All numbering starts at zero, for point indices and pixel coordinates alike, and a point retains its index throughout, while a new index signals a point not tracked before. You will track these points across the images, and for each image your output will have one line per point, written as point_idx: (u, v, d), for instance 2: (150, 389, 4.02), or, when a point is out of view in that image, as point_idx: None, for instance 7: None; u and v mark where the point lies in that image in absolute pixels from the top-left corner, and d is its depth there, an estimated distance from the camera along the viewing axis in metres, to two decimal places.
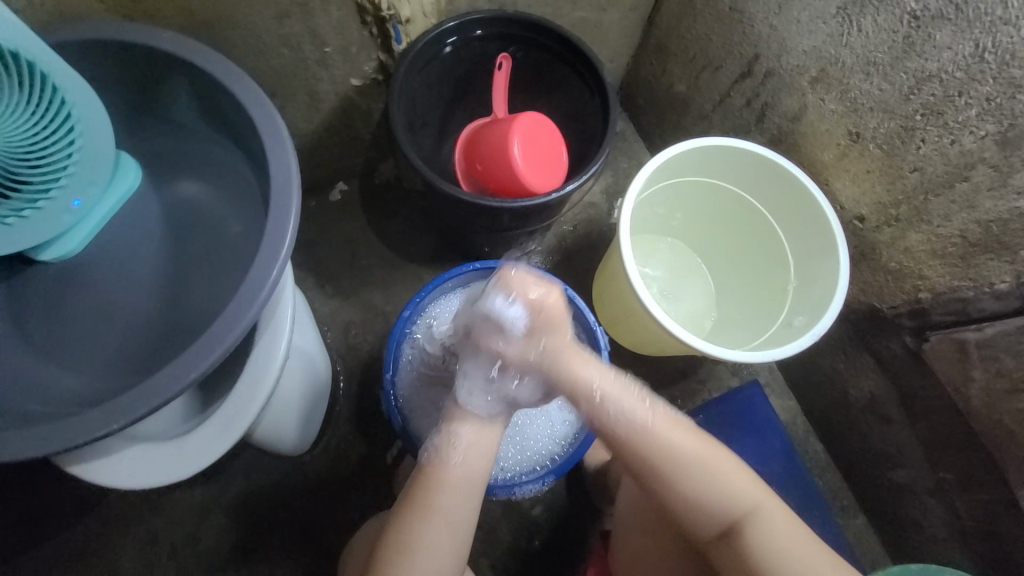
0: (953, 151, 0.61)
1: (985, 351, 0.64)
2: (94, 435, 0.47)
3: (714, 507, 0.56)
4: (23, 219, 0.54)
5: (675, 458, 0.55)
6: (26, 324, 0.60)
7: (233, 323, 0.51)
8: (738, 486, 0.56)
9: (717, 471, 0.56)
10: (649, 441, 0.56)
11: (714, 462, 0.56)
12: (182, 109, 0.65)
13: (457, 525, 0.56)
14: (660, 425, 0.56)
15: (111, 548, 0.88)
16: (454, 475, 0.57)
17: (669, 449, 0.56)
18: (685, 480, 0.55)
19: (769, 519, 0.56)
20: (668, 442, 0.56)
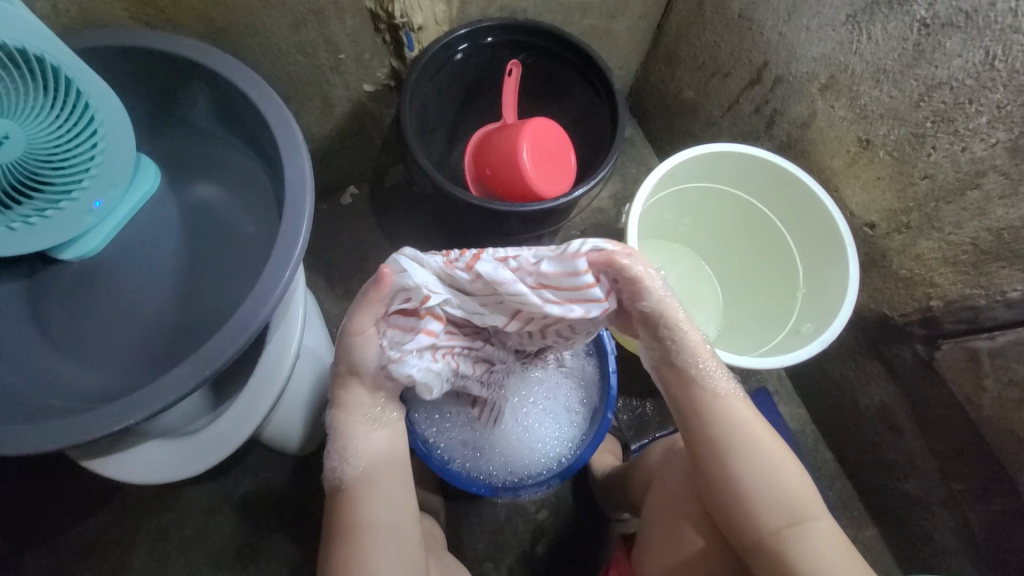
0: (964, 158, 0.60)
1: (997, 360, 0.63)
2: (111, 429, 0.49)
3: (767, 499, 0.54)
4: (45, 219, 0.56)
5: (745, 431, 0.56)
6: (46, 322, 0.62)
7: (247, 321, 0.52)
8: (797, 492, 0.54)
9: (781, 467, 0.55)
10: (718, 410, 0.57)
11: (779, 456, 0.55)
12: (200, 113, 0.67)
13: (391, 532, 0.55)
14: (737, 403, 0.57)
15: (122, 543, 0.89)
16: (364, 486, 0.56)
17: (738, 425, 0.56)
18: (749, 458, 0.55)
19: (824, 533, 0.53)
20: (738, 419, 0.57)
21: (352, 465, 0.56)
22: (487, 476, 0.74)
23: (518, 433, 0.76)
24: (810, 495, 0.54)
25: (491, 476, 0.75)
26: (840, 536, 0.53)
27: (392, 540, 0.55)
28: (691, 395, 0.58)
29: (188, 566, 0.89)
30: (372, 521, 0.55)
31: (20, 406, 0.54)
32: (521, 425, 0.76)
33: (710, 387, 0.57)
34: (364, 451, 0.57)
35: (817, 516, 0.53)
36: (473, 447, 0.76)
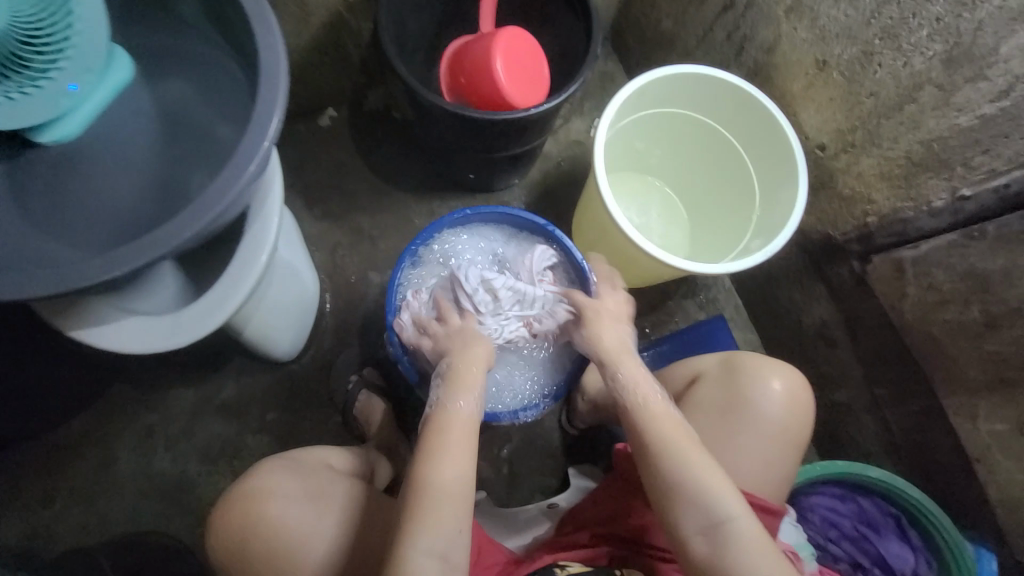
0: (905, 73, 0.65)
1: (919, 267, 0.71)
2: (92, 280, 0.51)
3: (687, 497, 0.60)
4: (25, 96, 0.57)
5: (658, 435, 0.64)
6: (23, 200, 0.63)
7: (224, 190, 0.54)
8: (712, 483, 0.60)
9: (697, 464, 0.61)
10: (636, 414, 0.67)
11: (708, 462, 0.62)
12: (172, 1, 0.67)
13: (454, 509, 0.61)
14: (656, 409, 0.67)
15: (109, 439, 0.94)
16: (462, 425, 0.66)
17: (670, 440, 0.64)
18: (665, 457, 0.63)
19: (745, 530, 0.59)
20: (675, 435, 0.64)
21: (454, 407, 0.67)
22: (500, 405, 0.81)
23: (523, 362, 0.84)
24: (727, 489, 0.60)
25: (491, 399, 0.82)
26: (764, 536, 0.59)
27: (451, 514, 0.60)
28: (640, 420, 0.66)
29: (175, 461, 0.94)
30: (438, 491, 0.61)
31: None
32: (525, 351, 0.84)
33: (654, 410, 0.67)
34: (469, 403, 0.68)
35: (746, 520, 0.59)
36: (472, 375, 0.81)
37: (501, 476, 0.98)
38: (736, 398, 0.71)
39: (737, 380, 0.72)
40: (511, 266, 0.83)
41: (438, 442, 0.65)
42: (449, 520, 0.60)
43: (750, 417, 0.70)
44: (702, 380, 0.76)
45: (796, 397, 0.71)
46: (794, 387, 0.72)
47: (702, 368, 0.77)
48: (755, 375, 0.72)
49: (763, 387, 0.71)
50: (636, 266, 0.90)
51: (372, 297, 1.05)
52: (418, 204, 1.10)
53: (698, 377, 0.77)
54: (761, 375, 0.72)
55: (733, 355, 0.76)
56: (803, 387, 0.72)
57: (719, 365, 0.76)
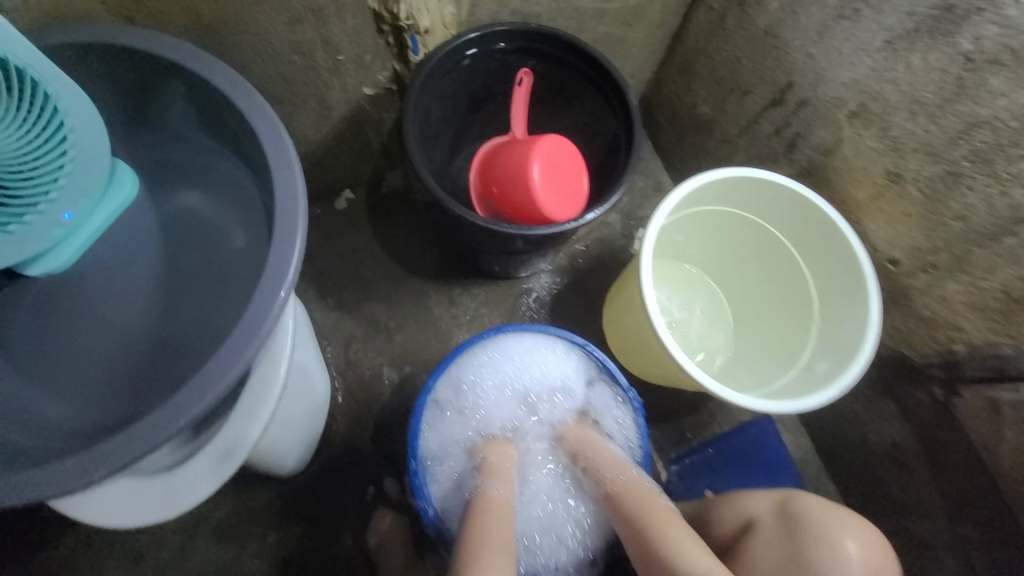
0: (1002, 202, 0.57)
1: (1020, 411, 0.61)
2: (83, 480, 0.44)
3: None
4: (9, 232, 0.50)
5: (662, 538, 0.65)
6: (13, 346, 0.56)
7: (231, 360, 0.47)
8: None
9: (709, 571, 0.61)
10: (639, 515, 0.68)
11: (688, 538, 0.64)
12: (178, 116, 0.61)
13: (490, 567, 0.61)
14: (656, 510, 0.68)
15: (91, 564, 0.84)
16: (498, 511, 0.68)
17: (649, 516, 0.67)
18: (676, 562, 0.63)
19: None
20: (654, 512, 0.67)
21: (492, 493, 0.71)
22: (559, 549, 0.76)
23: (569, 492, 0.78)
24: None
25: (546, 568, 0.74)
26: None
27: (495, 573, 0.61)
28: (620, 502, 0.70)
29: None
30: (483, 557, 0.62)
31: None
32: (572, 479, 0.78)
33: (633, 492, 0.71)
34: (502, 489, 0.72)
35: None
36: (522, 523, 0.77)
37: None
38: (799, 559, 0.60)
39: (797, 535, 0.61)
40: (535, 389, 0.81)
41: (477, 531, 0.65)
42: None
43: None
44: (756, 531, 0.65)
45: (879, 565, 0.60)
46: (875, 552, 0.60)
47: (757, 513, 0.66)
48: (821, 532, 0.61)
49: (836, 549, 0.60)
50: (676, 379, 0.80)
51: (387, 397, 0.96)
52: (437, 291, 1.02)
53: (750, 525, 0.66)
54: (828, 534, 0.60)
55: (791, 500, 0.65)
56: (885, 550, 0.61)
57: (775, 515, 0.64)
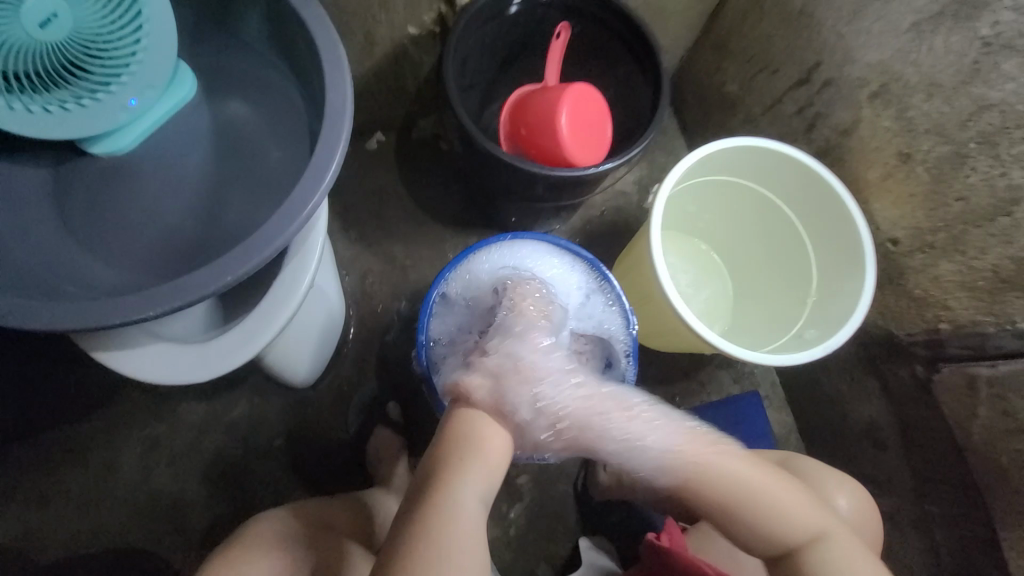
0: (1002, 184, 0.60)
1: (995, 388, 0.65)
2: (110, 322, 0.49)
3: (772, 543, 0.55)
4: (81, 107, 0.55)
5: (714, 480, 0.57)
6: (70, 214, 0.62)
7: (273, 234, 0.52)
8: (793, 517, 0.55)
9: (769, 504, 0.56)
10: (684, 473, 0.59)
11: (751, 474, 0.57)
12: (239, 25, 0.65)
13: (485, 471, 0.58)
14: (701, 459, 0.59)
15: (113, 445, 0.92)
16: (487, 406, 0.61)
17: (709, 476, 0.58)
18: (738, 509, 0.56)
19: (833, 543, 0.54)
20: (698, 477, 0.58)
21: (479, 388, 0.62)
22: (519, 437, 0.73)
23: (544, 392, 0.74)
24: (808, 523, 0.55)
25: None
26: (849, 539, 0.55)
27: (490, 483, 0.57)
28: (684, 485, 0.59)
29: (177, 476, 0.92)
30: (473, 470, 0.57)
31: (26, 283, 0.53)
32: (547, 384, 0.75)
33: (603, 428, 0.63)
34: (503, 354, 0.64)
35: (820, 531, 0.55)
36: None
37: (506, 535, 0.94)
38: None
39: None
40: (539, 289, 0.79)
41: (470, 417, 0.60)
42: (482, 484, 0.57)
43: None
44: None
45: (862, 517, 0.69)
46: (857, 503, 0.69)
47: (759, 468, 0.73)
48: (821, 487, 0.69)
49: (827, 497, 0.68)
50: (670, 335, 0.85)
51: (396, 329, 1.01)
52: (453, 238, 1.07)
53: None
54: (827, 490, 0.68)
55: (792, 461, 0.72)
56: (871, 512, 0.70)
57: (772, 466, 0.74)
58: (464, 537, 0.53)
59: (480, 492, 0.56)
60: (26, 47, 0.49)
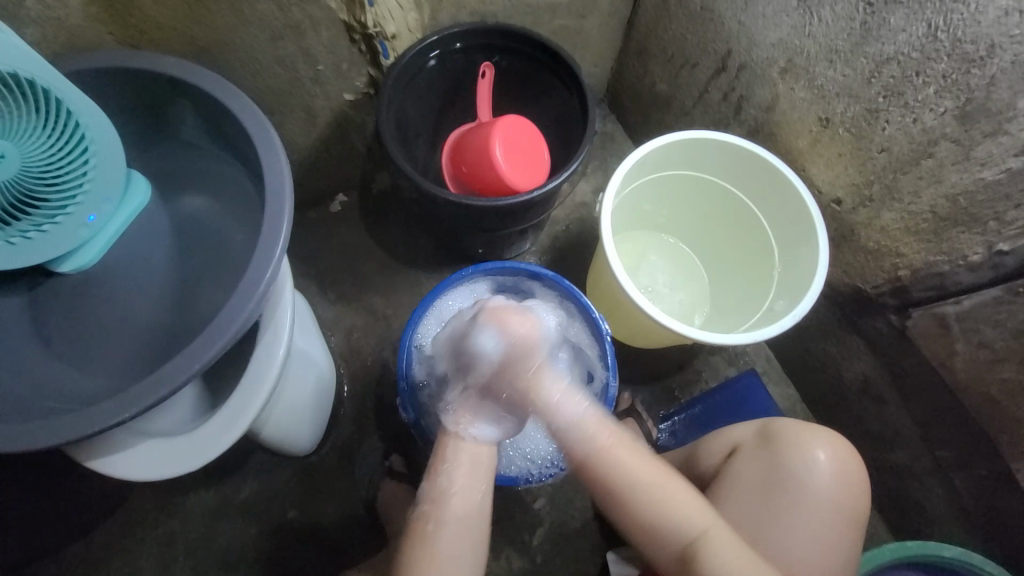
0: (916, 129, 0.63)
1: (965, 323, 0.66)
2: (94, 429, 0.51)
3: (660, 530, 0.60)
4: (42, 233, 0.59)
5: (616, 471, 0.60)
6: (48, 335, 0.64)
7: (235, 315, 0.55)
8: (683, 508, 0.59)
9: (661, 492, 0.60)
10: (597, 457, 0.61)
11: (662, 485, 0.60)
12: (180, 127, 0.70)
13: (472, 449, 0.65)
14: (614, 446, 0.61)
15: (130, 549, 0.92)
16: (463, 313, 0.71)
17: (625, 477, 0.60)
18: (633, 496, 0.60)
19: (715, 546, 0.58)
20: (609, 465, 0.61)
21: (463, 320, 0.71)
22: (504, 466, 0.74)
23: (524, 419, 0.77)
24: (700, 517, 0.59)
25: (524, 468, 0.74)
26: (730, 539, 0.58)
27: (475, 474, 0.64)
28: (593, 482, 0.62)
29: (197, 568, 0.91)
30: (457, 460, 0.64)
31: (10, 408, 0.56)
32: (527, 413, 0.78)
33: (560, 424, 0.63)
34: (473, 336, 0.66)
35: (702, 531, 0.58)
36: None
37: (534, 564, 0.93)
38: (777, 469, 0.67)
39: (777, 453, 0.68)
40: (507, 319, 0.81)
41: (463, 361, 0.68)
42: (471, 475, 0.64)
43: (798, 488, 0.66)
44: (739, 453, 0.72)
45: (847, 468, 0.67)
46: (842, 454, 0.68)
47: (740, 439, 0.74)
48: (797, 445, 0.68)
49: (808, 456, 0.67)
50: (648, 333, 0.86)
51: (388, 379, 1.03)
52: (428, 280, 1.10)
53: (735, 449, 0.73)
54: (804, 447, 0.68)
55: (771, 424, 0.72)
56: (853, 460, 0.68)
57: (755, 434, 0.72)
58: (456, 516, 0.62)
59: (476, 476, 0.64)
60: None
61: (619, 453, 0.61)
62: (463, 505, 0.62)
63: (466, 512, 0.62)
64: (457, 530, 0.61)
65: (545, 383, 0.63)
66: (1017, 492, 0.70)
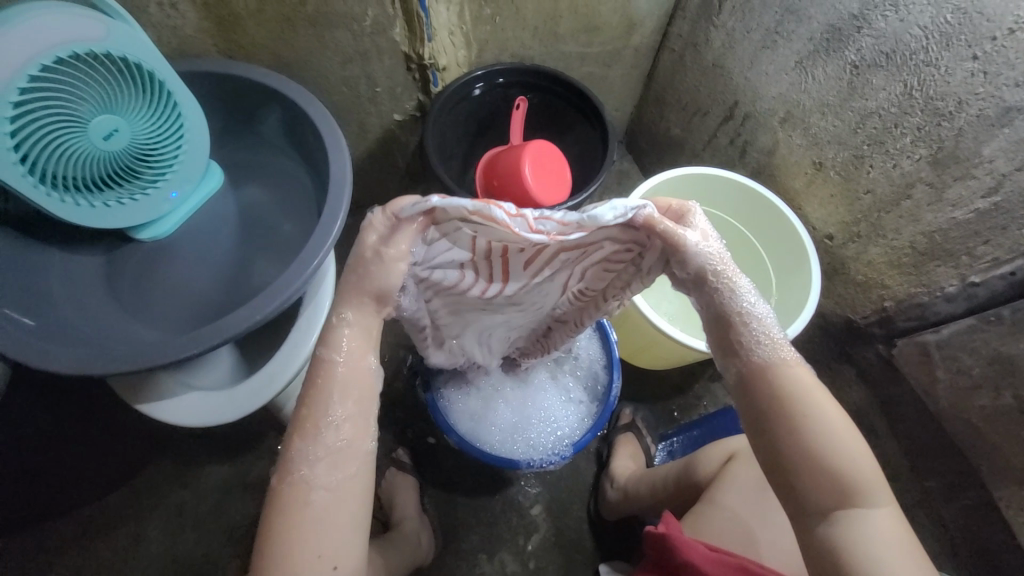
0: (896, 173, 0.71)
1: (945, 351, 0.72)
2: (156, 363, 0.58)
3: (820, 474, 0.43)
4: (134, 201, 0.69)
5: (790, 390, 0.44)
6: (118, 290, 0.73)
7: (292, 279, 0.63)
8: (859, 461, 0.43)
9: (838, 436, 0.43)
10: (769, 370, 0.44)
11: (842, 426, 0.44)
12: (257, 126, 0.81)
13: (353, 400, 0.43)
14: (793, 367, 0.45)
15: (141, 516, 0.96)
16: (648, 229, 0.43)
17: (799, 401, 0.44)
18: (801, 423, 0.43)
19: (875, 517, 0.44)
20: (780, 384, 0.44)
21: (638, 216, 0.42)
22: (509, 449, 0.82)
23: (533, 416, 0.83)
24: (871, 479, 0.44)
25: (528, 453, 0.82)
26: (896, 519, 0.45)
27: (363, 422, 0.44)
28: (761, 393, 0.45)
29: (201, 540, 0.95)
30: (330, 413, 0.42)
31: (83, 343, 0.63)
32: (536, 411, 0.83)
33: (743, 318, 0.45)
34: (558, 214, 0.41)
35: (880, 501, 0.44)
36: (500, 420, 0.82)
37: (526, 569, 0.94)
38: None
39: None
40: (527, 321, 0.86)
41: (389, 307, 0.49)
42: (351, 430, 0.43)
43: None
44: (737, 461, 0.77)
45: None
46: None
47: (737, 450, 0.79)
48: None
49: None
50: (649, 347, 0.91)
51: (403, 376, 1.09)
52: None
53: (733, 458, 0.78)
54: None
55: None
56: None
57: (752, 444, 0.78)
58: (316, 485, 0.42)
59: (340, 432, 0.43)
60: (96, 156, 0.62)
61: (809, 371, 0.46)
62: (340, 474, 0.43)
63: (344, 483, 0.43)
64: (325, 514, 0.42)
65: (743, 285, 0.46)
66: (1001, 522, 0.73)
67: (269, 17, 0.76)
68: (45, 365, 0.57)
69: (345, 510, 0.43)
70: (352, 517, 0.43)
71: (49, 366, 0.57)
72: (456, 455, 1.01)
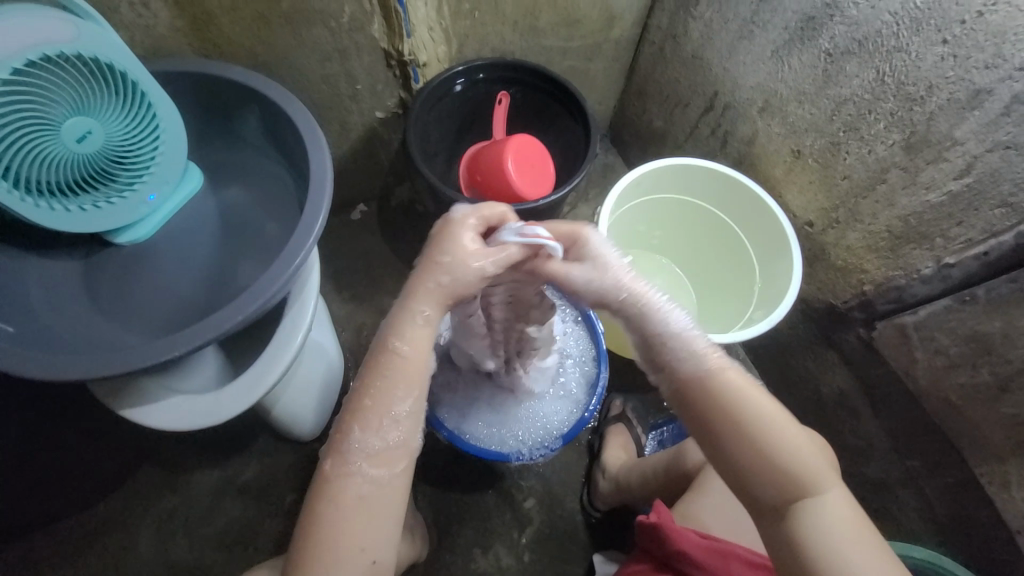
0: (871, 159, 0.73)
1: (922, 331, 0.74)
2: (137, 367, 0.58)
3: (763, 471, 0.47)
4: (111, 205, 0.68)
5: (723, 397, 0.47)
6: (97, 295, 0.72)
7: (274, 278, 0.63)
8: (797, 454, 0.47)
9: (775, 433, 0.47)
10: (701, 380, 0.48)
11: (777, 422, 0.47)
12: (235, 125, 0.80)
13: (413, 397, 0.51)
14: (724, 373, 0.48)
15: (130, 524, 0.95)
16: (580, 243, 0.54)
17: (735, 405, 0.47)
18: (740, 427, 0.47)
19: (825, 505, 0.46)
20: (714, 392, 0.47)
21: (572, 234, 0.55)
22: (498, 442, 0.82)
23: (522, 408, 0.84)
24: (813, 469, 0.47)
25: (518, 445, 0.81)
26: (848, 505, 0.47)
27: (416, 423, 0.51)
28: (696, 403, 0.48)
29: (193, 547, 0.94)
30: (397, 407, 0.50)
31: (61, 349, 0.62)
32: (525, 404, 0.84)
33: (661, 336, 0.51)
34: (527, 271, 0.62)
35: (827, 488, 0.47)
36: (490, 414, 0.83)
37: (521, 562, 0.95)
38: None
39: None
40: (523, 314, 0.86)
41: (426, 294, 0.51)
42: (406, 428, 0.51)
43: None
44: None
45: None
46: None
47: None
48: None
49: None
50: None
51: None
52: None
53: None
54: None
55: None
56: None
57: None
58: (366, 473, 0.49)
59: (398, 427, 0.50)
60: (69, 160, 0.61)
61: (740, 371, 0.49)
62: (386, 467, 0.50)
63: (390, 476, 0.50)
64: (370, 500, 0.49)
65: (656, 300, 0.51)
66: (980, 496, 0.75)
67: (245, 15, 0.76)
68: (22, 372, 0.56)
69: (390, 498, 0.50)
70: (390, 507, 0.49)
71: (27, 373, 0.57)
72: (448, 452, 1.01)
